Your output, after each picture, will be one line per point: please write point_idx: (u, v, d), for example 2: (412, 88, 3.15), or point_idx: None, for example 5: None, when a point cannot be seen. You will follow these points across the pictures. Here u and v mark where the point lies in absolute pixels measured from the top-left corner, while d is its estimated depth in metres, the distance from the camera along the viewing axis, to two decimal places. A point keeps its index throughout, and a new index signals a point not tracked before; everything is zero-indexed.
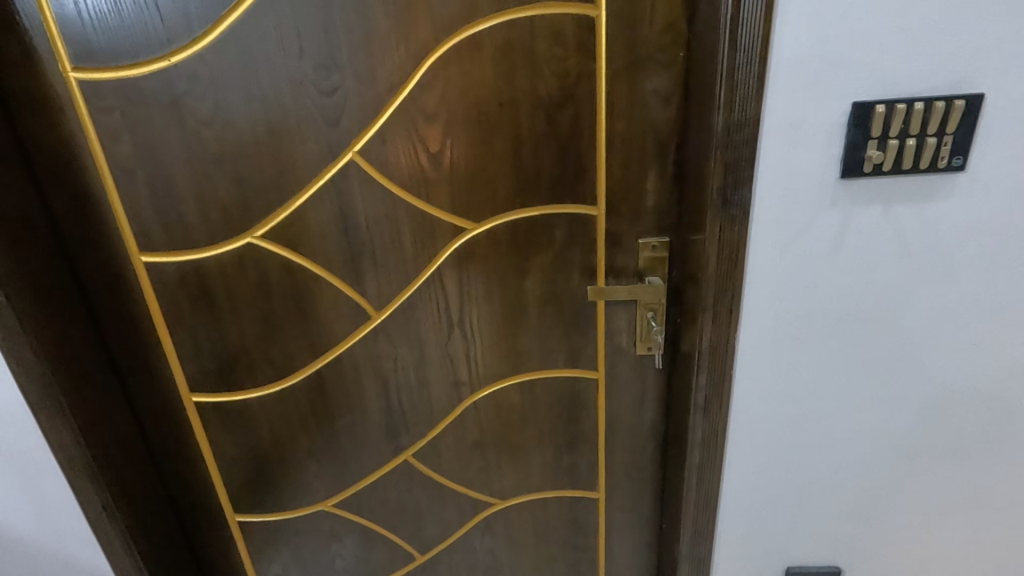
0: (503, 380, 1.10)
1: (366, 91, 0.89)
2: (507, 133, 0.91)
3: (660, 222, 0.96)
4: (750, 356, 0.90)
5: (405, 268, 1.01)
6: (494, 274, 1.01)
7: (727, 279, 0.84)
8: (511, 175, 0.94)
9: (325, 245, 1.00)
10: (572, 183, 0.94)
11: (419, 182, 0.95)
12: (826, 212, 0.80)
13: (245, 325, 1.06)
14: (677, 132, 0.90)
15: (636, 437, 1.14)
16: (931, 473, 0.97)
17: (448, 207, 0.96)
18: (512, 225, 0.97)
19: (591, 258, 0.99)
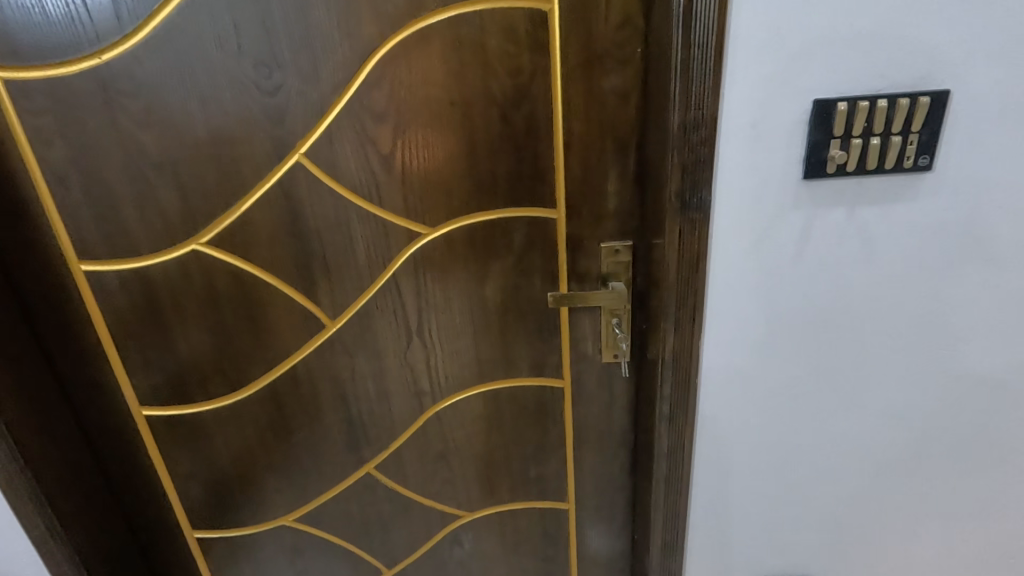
0: (465, 389, 1.06)
1: (310, 91, 0.85)
2: (461, 134, 0.87)
3: (622, 226, 0.92)
4: (715, 365, 0.86)
5: (359, 276, 0.97)
6: (453, 281, 0.97)
7: (689, 285, 0.80)
8: (467, 178, 0.90)
9: (275, 252, 0.95)
10: (530, 185, 0.90)
11: (370, 185, 0.90)
12: (788, 216, 0.76)
13: (195, 336, 1.01)
14: (637, 131, 0.86)
15: (605, 446, 1.11)
16: (904, 481, 0.95)
17: (402, 211, 0.92)
18: (469, 230, 0.93)
19: (552, 263, 0.95)
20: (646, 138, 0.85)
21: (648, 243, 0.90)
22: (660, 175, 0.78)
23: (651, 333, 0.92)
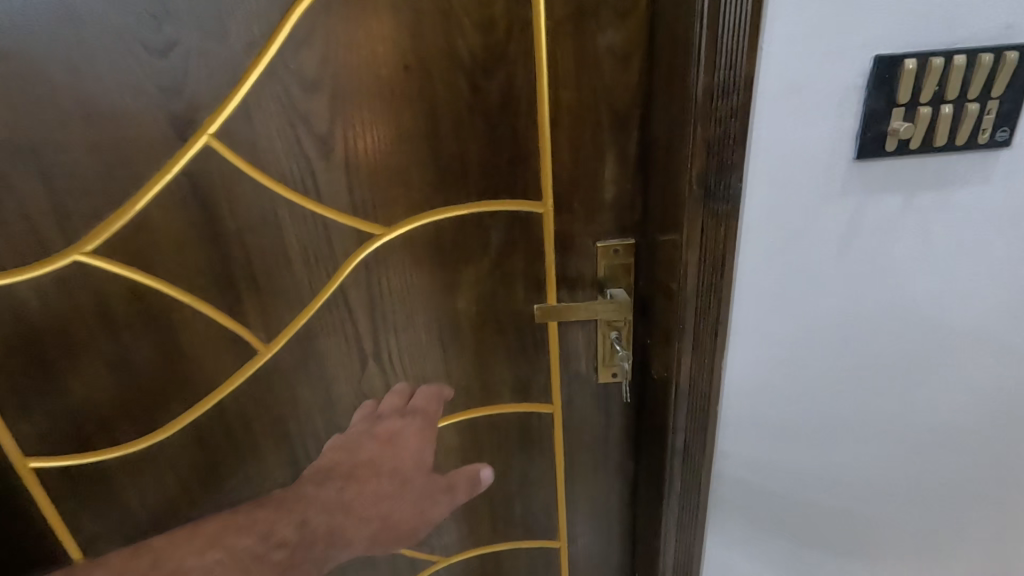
0: (440, 415, 0.88)
1: (215, 51, 0.64)
2: (419, 109, 0.68)
3: (621, 221, 0.75)
4: (739, 389, 0.71)
5: (297, 289, 0.78)
6: (415, 293, 0.79)
7: (711, 295, 0.65)
8: (428, 164, 0.71)
9: (186, 263, 0.75)
10: (509, 172, 0.72)
11: (305, 175, 0.71)
12: (832, 206, 0.61)
13: (88, 369, 0.80)
14: (640, 102, 0.69)
15: (601, 477, 0.95)
16: (953, 513, 0.81)
17: (347, 207, 0.73)
18: (433, 229, 0.75)
19: (537, 268, 0.78)
20: (652, 110, 0.68)
21: (653, 242, 0.73)
22: (674, 157, 0.62)
23: (659, 350, 0.76)
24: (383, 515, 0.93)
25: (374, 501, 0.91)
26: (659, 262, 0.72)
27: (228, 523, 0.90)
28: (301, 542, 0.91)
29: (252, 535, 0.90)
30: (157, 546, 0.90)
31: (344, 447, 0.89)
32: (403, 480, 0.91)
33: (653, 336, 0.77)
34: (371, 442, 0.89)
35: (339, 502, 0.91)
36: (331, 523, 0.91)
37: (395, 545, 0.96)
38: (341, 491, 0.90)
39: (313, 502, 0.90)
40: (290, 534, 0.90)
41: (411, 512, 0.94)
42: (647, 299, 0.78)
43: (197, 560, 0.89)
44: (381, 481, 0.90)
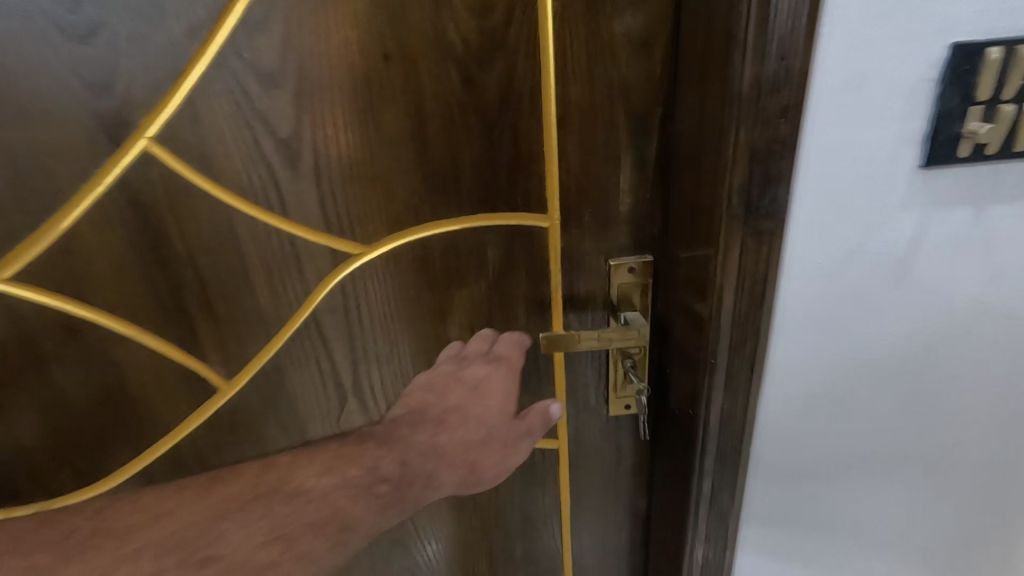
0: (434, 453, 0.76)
1: (151, 36, 0.53)
2: (402, 107, 0.58)
3: (637, 235, 0.65)
4: (775, 428, 0.62)
5: (262, 317, 0.66)
6: (400, 319, 0.68)
7: (748, 325, 0.56)
8: (414, 173, 0.61)
9: (127, 290, 0.63)
10: (509, 181, 0.62)
11: (267, 185, 0.60)
12: (893, 222, 0.52)
13: (14, 415, 0.68)
14: (662, 98, 0.59)
15: (610, 516, 0.86)
16: (1000, 554, 0.73)
17: (318, 223, 0.62)
18: (421, 247, 0.64)
19: (541, 288, 0.68)
20: (676, 108, 0.58)
21: (676, 260, 0.63)
22: (707, 165, 0.52)
23: (684, 382, 0.67)
24: (467, 460, 0.62)
25: (463, 448, 0.63)
26: (685, 283, 0.62)
27: (346, 451, 0.59)
28: (406, 479, 0.58)
29: (315, 471, 0.57)
30: (132, 505, 0.54)
31: (428, 387, 0.66)
32: (488, 430, 0.64)
33: (676, 365, 0.68)
34: (457, 391, 0.66)
35: (432, 443, 0.62)
36: (428, 465, 0.60)
37: (490, 465, 0.63)
38: (433, 437, 0.62)
39: (410, 442, 0.61)
40: (394, 470, 0.58)
41: (496, 455, 0.64)
42: (667, 323, 0.68)
43: (237, 539, 0.52)
44: (461, 424, 0.63)
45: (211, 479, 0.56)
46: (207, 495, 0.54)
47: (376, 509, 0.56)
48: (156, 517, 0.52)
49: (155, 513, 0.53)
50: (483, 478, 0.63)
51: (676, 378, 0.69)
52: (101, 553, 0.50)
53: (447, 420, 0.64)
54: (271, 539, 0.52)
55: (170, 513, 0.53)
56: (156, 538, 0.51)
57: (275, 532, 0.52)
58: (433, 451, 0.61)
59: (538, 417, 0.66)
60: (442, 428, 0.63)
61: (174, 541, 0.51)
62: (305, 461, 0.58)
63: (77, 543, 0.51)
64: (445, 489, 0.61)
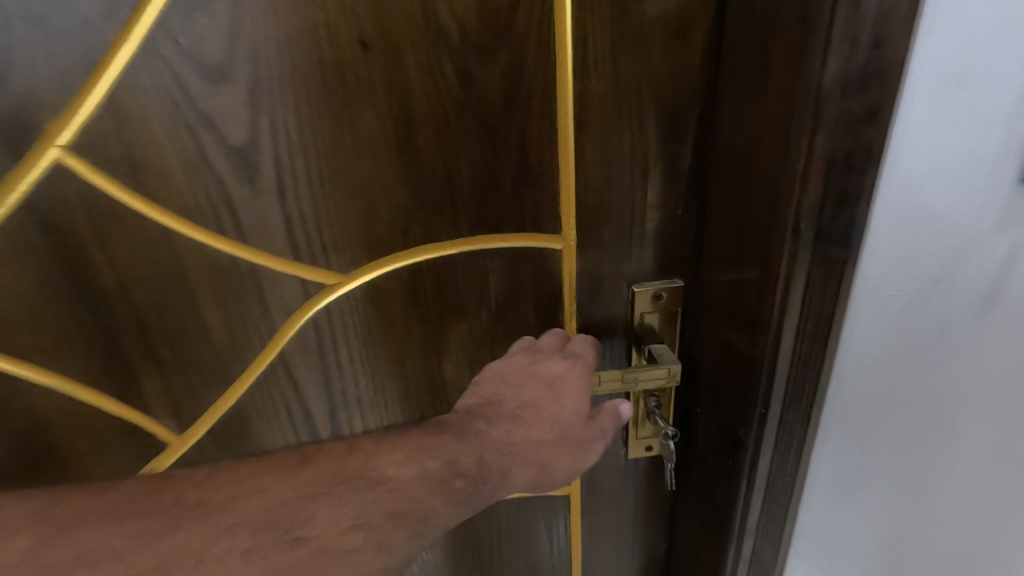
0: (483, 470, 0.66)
1: (54, 17, 0.41)
2: (386, 108, 0.46)
3: (664, 256, 0.56)
4: (827, 472, 0.55)
5: (219, 360, 0.55)
6: (386, 358, 0.57)
7: (807, 367, 0.47)
8: (402, 188, 0.50)
9: (45, 332, 0.51)
10: (515, 196, 0.51)
11: (218, 204, 0.48)
12: (984, 246, 0.44)
13: None
14: (700, 95, 0.49)
15: (626, 564, 0.76)
16: None
17: (284, 249, 0.51)
18: (412, 274, 0.53)
19: (553, 319, 0.58)
20: (716, 109, 0.48)
21: (711, 287, 0.54)
22: (765, 181, 0.42)
23: (719, 425, 0.58)
24: (539, 459, 0.51)
25: (534, 447, 0.51)
26: (723, 315, 0.53)
27: (429, 436, 0.47)
28: (485, 475, 0.47)
29: (401, 457, 0.45)
30: (231, 477, 0.41)
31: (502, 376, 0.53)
32: (563, 430, 0.52)
33: (707, 405, 0.59)
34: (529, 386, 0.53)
35: (508, 440, 0.50)
36: (504, 463, 0.49)
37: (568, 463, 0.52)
38: (507, 434, 0.50)
39: (486, 437, 0.49)
40: (474, 465, 0.47)
41: (567, 458, 0.52)
42: (696, 357, 0.59)
43: (325, 522, 0.41)
44: (537, 421, 0.51)
45: (302, 454, 0.44)
46: (319, 464, 0.43)
47: (456, 506, 0.45)
48: (249, 493, 0.40)
49: (246, 484, 0.41)
50: (554, 481, 0.52)
51: (707, 419, 0.60)
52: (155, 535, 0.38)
53: (520, 417, 0.51)
54: (355, 526, 0.41)
55: (259, 491, 0.41)
56: (237, 522, 0.39)
57: (363, 516, 0.41)
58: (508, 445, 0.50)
59: (608, 418, 0.54)
60: (516, 421, 0.51)
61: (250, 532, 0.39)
62: (389, 445, 0.45)
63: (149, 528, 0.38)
64: (515, 489, 0.51)
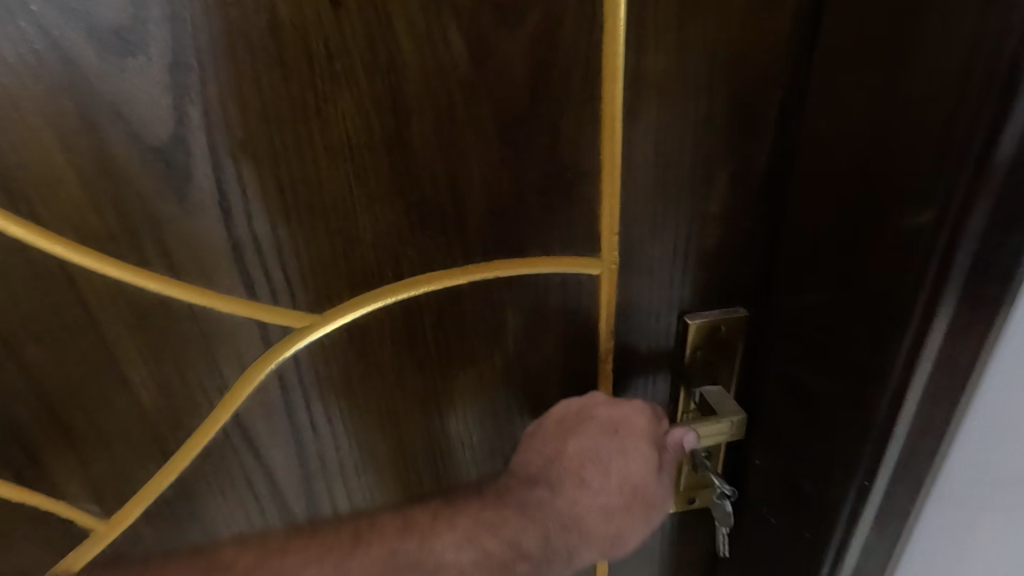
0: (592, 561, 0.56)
1: None
2: (368, 93, 0.33)
3: (725, 278, 0.45)
4: (939, 541, 0.44)
5: (151, 429, 0.42)
6: (375, 413, 0.45)
7: (933, 412, 0.38)
8: (394, 201, 0.37)
9: None
10: (543, 210, 0.39)
11: (135, 229, 0.35)
12: None
13: None
14: (784, 75, 0.38)
15: None
16: None
17: (234, 284, 0.38)
18: (411, 311, 0.41)
19: (585, 360, 0.46)
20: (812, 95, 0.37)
21: (782, 321, 0.44)
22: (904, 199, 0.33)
23: (779, 487, 0.48)
24: (611, 527, 0.46)
25: (604, 513, 0.46)
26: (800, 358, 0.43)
27: (488, 510, 0.44)
28: (549, 557, 0.45)
29: (457, 535, 0.43)
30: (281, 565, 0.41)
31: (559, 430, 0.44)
32: (635, 490, 0.45)
33: (761, 458, 0.49)
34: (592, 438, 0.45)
35: (573, 511, 0.45)
36: (570, 541, 0.45)
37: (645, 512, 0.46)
38: (573, 503, 0.45)
39: (551, 508, 0.45)
40: (538, 546, 0.44)
41: (641, 519, 0.46)
42: (750, 400, 0.49)
43: None
44: (603, 488, 0.45)
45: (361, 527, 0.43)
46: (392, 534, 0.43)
47: None
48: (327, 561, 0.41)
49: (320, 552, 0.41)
50: (627, 547, 0.47)
51: (759, 474, 0.50)
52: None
53: (584, 479, 0.45)
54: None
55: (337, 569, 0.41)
56: None
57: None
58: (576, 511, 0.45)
59: (673, 454, 0.45)
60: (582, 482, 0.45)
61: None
62: (446, 525, 0.43)
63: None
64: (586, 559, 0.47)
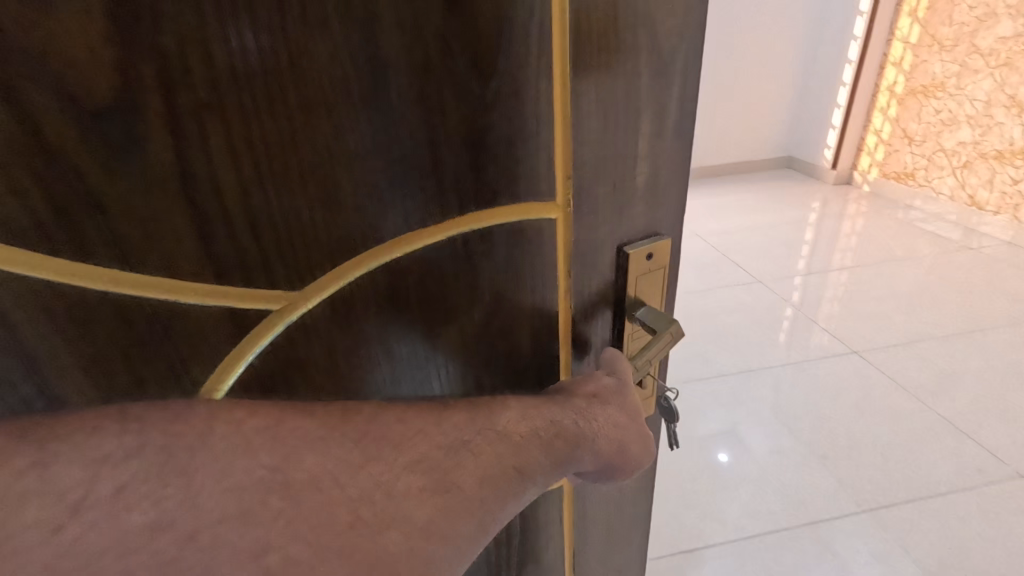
0: (630, 455, 0.48)
1: None
2: (344, 44, 0.32)
3: (655, 213, 0.51)
4: None
5: None
6: (367, 379, 0.44)
7: None
8: (372, 160, 0.36)
9: None
10: (509, 159, 0.41)
11: (82, 222, 0.29)
12: None
13: None
14: (692, 39, 0.44)
15: (619, 553, 0.71)
16: None
17: (200, 269, 0.34)
18: (400, 272, 0.41)
19: (549, 301, 0.50)
20: None
21: None
22: None
23: None
24: (618, 440, 0.46)
25: (615, 429, 0.45)
26: None
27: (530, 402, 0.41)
28: (576, 445, 0.42)
29: (515, 412, 0.40)
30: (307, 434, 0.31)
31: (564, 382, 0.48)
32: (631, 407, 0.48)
33: None
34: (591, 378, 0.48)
35: (591, 409, 0.44)
36: (592, 434, 0.43)
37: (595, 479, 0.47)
38: (591, 407, 0.45)
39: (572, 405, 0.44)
40: (573, 427, 0.42)
41: (639, 435, 0.48)
42: None
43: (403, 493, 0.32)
44: (613, 398, 0.47)
45: (348, 407, 0.34)
46: (423, 420, 0.35)
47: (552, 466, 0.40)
48: (412, 437, 0.34)
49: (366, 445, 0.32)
50: (627, 464, 0.48)
51: None
52: (250, 552, 0.26)
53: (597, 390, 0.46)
54: (436, 491, 0.33)
55: (370, 459, 0.32)
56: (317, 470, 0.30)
57: (446, 481, 0.33)
58: (588, 426, 0.43)
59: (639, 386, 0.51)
60: (599, 400, 0.45)
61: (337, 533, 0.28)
62: (502, 404, 0.40)
63: (174, 490, 0.27)
64: (592, 468, 0.45)
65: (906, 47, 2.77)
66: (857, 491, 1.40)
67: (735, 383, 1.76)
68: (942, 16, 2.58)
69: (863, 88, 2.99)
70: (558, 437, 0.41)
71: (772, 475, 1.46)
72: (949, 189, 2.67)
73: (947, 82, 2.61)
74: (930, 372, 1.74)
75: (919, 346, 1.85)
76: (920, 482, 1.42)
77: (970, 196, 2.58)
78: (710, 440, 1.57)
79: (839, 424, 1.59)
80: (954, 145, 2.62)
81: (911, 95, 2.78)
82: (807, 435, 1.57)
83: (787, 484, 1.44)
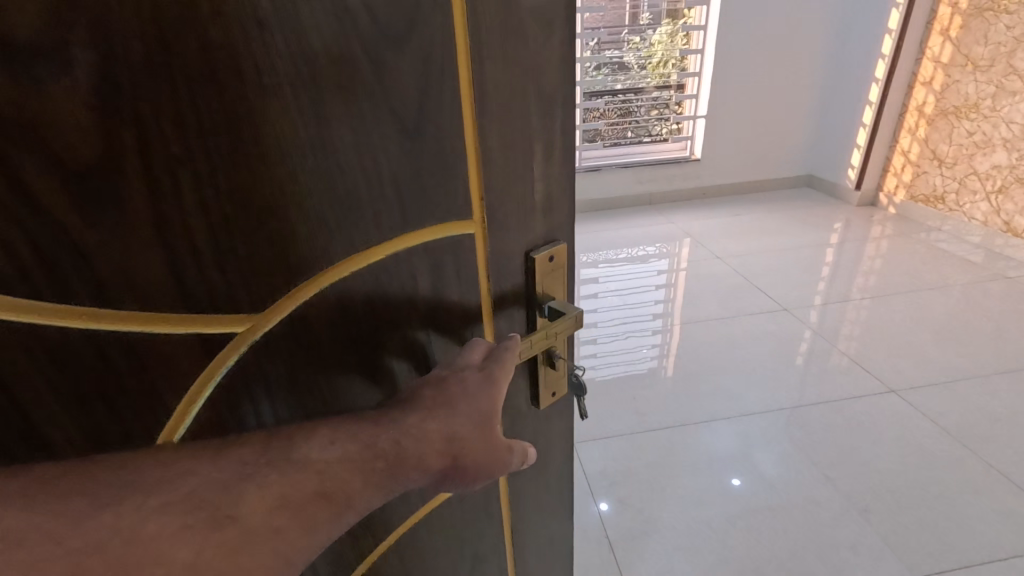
0: (470, 462, 0.48)
1: None
2: (294, 104, 0.38)
3: (552, 222, 0.62)
4: None
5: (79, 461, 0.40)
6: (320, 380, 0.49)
7: None
8: (319, 197, 0.42)
9: None
10: (429, 189, 0.49)
11: (76, 274, 0.34)
12: None
13: None
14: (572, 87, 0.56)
15: (545, 507, 0.83)
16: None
17: (173, 303, 0.38)
18: (348, 291, 0.48)
19: (473, 302, 0.58)
20: None
21: None
22: None
23: None
24: (453, 450, 0.47)
25: (444, 440, 0.46)
26: None
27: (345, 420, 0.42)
28: (400, 461, 0.43)
29: (324, 439, 0.39)
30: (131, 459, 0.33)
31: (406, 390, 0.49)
32: (474, 415, 0.49)
33: None
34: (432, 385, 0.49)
35: (418, 425, 0.45)
36: (418, 449, 0.44)
37: (448, 487, 0.49)
38: (423, 420, 0.45)
39: (403, 422, 0.44)
40: (391, 447, 0.42)
41: (482, 445, 0.49)
42: None
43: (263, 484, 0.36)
44: (448, 408, 0.47)
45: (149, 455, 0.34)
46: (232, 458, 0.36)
47: (374, 487, 0.41)
48: (210, 476, 0.34)
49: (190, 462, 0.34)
50: (466, 472, 0.49)
51: None
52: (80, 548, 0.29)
53: (431, 404, 0.47)
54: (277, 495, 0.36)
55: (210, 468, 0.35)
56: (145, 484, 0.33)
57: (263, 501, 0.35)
58: (411, 443, 0.44)
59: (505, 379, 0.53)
60: (430, 414, 0.46)
61: (206, 508, 0.33)
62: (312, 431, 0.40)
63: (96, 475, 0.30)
64: (423, 479, 0.45)
65: (936, 67, 3.00)
66: (898, 545, 1.46)
67: (757, 424, 1.86)
68: (977, 36, 2.76)
69: (891, 111, 3.26)
70: (377, 459, 0.41)
71: (792, 511, 1.57)
72: (982, 215, 2.85)
73: (982, 103, 2.77)
74: (988, 414, 1.84)
75: (1006, 385, 1.94)
76: (973, 546, 1.45)
77: (1006, 222, 2.72)
78: (723, 467, 1.71)
79: (875, 468, 1.68)
80: (989, 169, 2.77)
81: (943, 116, 2.98)
82: (845, 485, 1.64)
83: (819, 533, 1.51)
